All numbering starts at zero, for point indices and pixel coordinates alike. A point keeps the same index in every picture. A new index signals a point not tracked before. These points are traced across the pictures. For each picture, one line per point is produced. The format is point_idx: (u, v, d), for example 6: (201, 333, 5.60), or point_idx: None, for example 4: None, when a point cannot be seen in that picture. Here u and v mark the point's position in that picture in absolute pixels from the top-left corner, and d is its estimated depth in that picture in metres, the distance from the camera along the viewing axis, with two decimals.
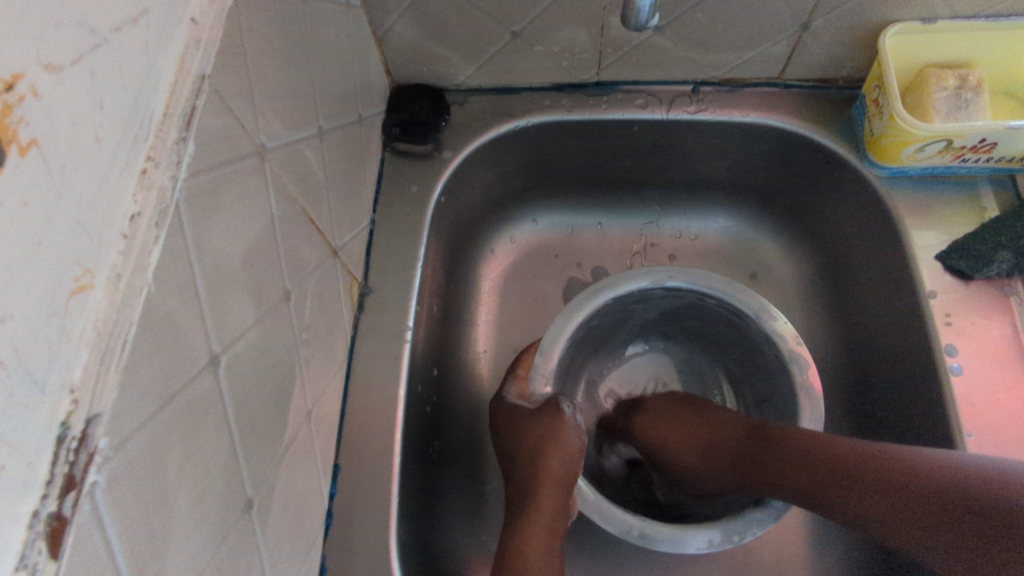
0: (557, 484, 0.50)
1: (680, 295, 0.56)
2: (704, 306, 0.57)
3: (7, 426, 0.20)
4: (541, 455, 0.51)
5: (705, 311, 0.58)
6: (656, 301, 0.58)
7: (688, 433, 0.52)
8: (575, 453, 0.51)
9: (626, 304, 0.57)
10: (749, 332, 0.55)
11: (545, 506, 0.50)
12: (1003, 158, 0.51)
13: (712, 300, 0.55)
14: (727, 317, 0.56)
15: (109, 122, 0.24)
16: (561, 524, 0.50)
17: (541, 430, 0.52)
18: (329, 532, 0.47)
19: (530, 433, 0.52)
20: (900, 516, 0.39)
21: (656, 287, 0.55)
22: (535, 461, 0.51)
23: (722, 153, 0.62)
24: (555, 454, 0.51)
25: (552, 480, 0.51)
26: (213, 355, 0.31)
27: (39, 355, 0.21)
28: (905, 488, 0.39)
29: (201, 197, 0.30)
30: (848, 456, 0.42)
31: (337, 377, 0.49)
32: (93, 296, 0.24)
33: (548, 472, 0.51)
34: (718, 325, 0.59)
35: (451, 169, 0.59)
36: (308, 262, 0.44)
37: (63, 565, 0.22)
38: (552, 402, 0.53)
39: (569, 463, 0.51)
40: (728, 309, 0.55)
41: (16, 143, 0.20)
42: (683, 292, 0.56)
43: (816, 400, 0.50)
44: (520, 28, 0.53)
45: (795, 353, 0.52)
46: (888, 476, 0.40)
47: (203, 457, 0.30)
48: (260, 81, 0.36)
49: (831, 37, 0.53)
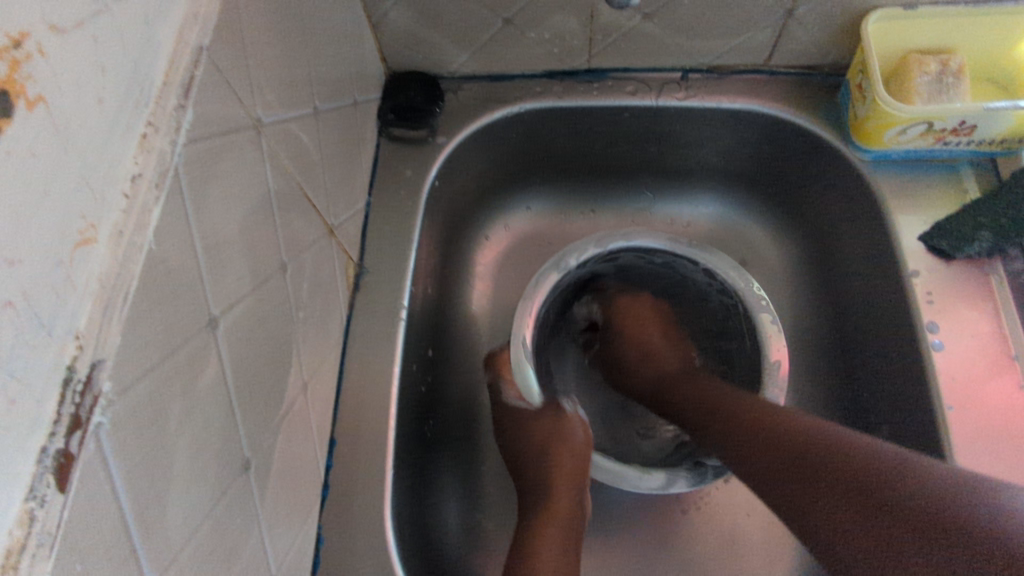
0: (569, 480, 0.53)
1: (615, 254, 0.60)
2: (641, 256, 0.60)
3: (17, 364, 0.21)
4: (551, 453, 0.54)
5: (621, 263, 0.62)
6: (606, 262, 0.61)
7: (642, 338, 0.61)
8: (584, 452, 0.54)
9: (566, 283, 0.59)
10: (669, 260, 0.59)
11: (561, 502, 0.52)
12: (983, 140, 0.52)
13: (638, 250, 0.59)
14: (644, 255, 0.60)
15: (111, 87, 0.26)
16: (577, 523, 0.51)
17: (548, 433, 0.55)
18: (325, 503, 0.48)
19: (538, 436, 0.55)
20: (817, 495, 0.38)
21: (571, 265, 0.57)
22: (546, 464, 0.54)
23: (711, 139, 0.64)
24: (566, 457, 0.54)
25: (565, 477, 0.53)
26: (212, 316, 0.32)
27: (46, 300, 0.22)
28: (837, 470, 0.38)
29: (200, 164, 0.31)
30: (789, 434, 0.43)
31: (332, 354, 0.51)
32: (97, 249, 0.25)
33: (562, 466, 0.53)
34: (686, 279, 0.61)
35: (445, 154, 0.61)
36: (303, 238, 0.45)
37: (70, 499, 0.23)
38: (555, 404, 0.57)
39: (580, 460, 0.54)
40: (641, 249, 0.59)
41: (24, 98, 0.21)
42: (593, 259, 0.59)
43: (753, 298, 0.55)
44: (512, 15, 0.55)
45: (703, 256, 0.57)
46: (828, 467, 0.38)
47: (202, 414, 0.31)
48: (256, 56, 0.37)
49: (815, 23, 0.55)
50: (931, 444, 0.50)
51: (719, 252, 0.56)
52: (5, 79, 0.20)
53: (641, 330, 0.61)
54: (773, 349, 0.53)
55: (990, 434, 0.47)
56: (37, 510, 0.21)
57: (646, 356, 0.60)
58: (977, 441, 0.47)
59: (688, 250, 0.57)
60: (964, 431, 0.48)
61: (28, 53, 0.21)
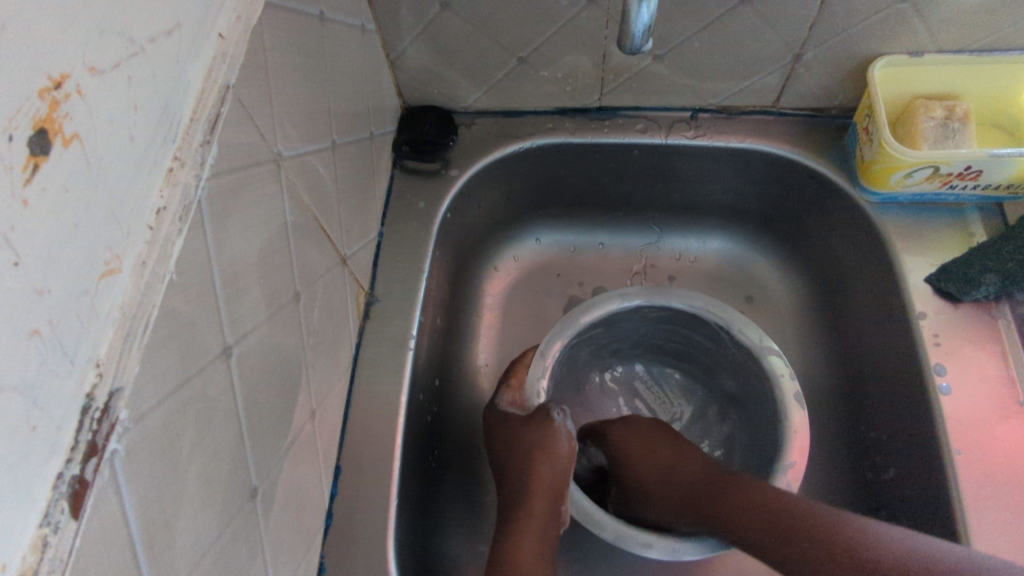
0: (547, 489, 0.52)
1: (611, 323, 0.60)
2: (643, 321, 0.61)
3: (39, 391, 0.22)
4: (534, 460, 0.53)
5: (625, 330, 0.62)
6: (611, 329, 0.61)
7: (659, 455, 0.54)
8: (565, 461, 0.53)
9: (571, 351, 0.60)
10: (674, 319, 0.59)
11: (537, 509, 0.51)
12: (990, 185, 0.53)
13: (634, 313, 0.59)
14: (644, 319, 0.60)
15: (142, 124, 0.27)
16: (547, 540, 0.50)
17: (530, 441, 0.54)
18: (328, 533, 0.48)
19: (526, 440, 0.54)
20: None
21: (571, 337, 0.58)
22: (528, 471, 0.53)
23: (719, 177, 0.65)
24: (547, 469, 0.53)
25: (542, 487, 0.52)
26: (226, 345, 0.33)
27: (70, 329, 0.23)
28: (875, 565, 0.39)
29: (222, 197, 0.32)
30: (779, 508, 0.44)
31: (341, 382, 0.51)
32: (120, 279, 0.26)
33: (541, 474, 0.53)
34: (707, 349, 0.61)
35: (458, 187, 0.62)
36: (317, 268, 0.46)
37: (83, 525, 0.23)
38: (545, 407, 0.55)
39: (558, 476, 0.53)
40: (640, 312, 0.59)
41: (60, 135, 0.22)
42: (592, 329, 0.59)
43: (745, 335, 0.56)
44: (526, 54, 0.56)
45: (701, 307, 0.57)
46: (824, 535, 0.41)
47: (211, 441, 0.32)
48: (279, 93, 0.39)
49: (822, 67, 0.56)
50: (939, 490, 0.49)
51: (710, 304, 0.57)
52: (44, 117, 0.22)
53: (651, 440, 0.56)
54: (792, 413, 0.52)
55: (999, 480, 0.47)
56: (51, 536, 0.22)
57: (668, 473, 0.53)
58: (985, 486, 0.47)
59: (709, 313, 0.57)
60: (973, 476, 0.47)
61: (66, 93, 0.23)
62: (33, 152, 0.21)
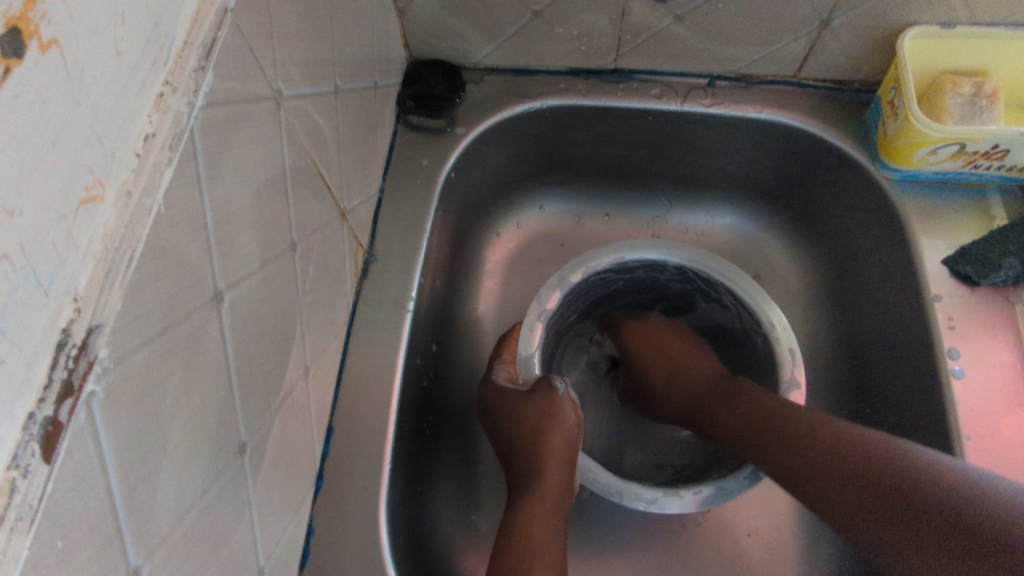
0: (557, 464, 0.50)
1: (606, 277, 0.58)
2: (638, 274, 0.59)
3: (9, 322, 0.20)
4: (541, 436, 0.51)
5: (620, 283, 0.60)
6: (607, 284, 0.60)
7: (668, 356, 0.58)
8: (570, 432, 0.51)
9: (567, 307, 0.58)
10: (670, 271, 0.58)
11: (549, 484, 0.49)
12: (1014, 166, 0.51)
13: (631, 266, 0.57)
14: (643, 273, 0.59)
15: (129, 40, 0.24)
16: (561, 516, 0.49)
17: (535, 412, 0.52)
18: (318, 495, 0.46)
19: (529, 416, 0.52)
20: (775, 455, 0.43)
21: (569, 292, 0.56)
22: (536, 444, 0.51)
23: (735, 149, 0.62)
24: (552, 437, 0.51)
25: (553, 460, 0.50)
26: (217, 291, 0.31)
27: (45, 256, 0.21)
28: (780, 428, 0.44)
29: (216, 130, 0.30)
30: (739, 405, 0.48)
31: (336, 341, 0.49)
32: (102, 208, 0.23)
33: (552, 449, 0.51)
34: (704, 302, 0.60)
35: (464, 145, 0.59)
36: (315, 219, 0.43)
37: (55, 470, 0.21)
38: (545, 380, 0.53)
39: (567, 443, 0.51)
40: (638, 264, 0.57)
41: (37, 38, 0.20)
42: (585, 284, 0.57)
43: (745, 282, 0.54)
44: (541, 8, 0.54)
45: (705, 261, 0.55)
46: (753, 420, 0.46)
47: (199, 390, 0.30)
48: (281, 26, 0.36)
49: (850, 36, 0.53)
50: None
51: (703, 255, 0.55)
52: (18, 16, 0.19)
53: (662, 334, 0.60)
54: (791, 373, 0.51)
55: (1009, 466, 0.46)
56: (19, 481, 0.20)
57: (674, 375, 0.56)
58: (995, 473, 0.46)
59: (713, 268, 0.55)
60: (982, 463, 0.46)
61: None
62: (4, 53, 0.19)
